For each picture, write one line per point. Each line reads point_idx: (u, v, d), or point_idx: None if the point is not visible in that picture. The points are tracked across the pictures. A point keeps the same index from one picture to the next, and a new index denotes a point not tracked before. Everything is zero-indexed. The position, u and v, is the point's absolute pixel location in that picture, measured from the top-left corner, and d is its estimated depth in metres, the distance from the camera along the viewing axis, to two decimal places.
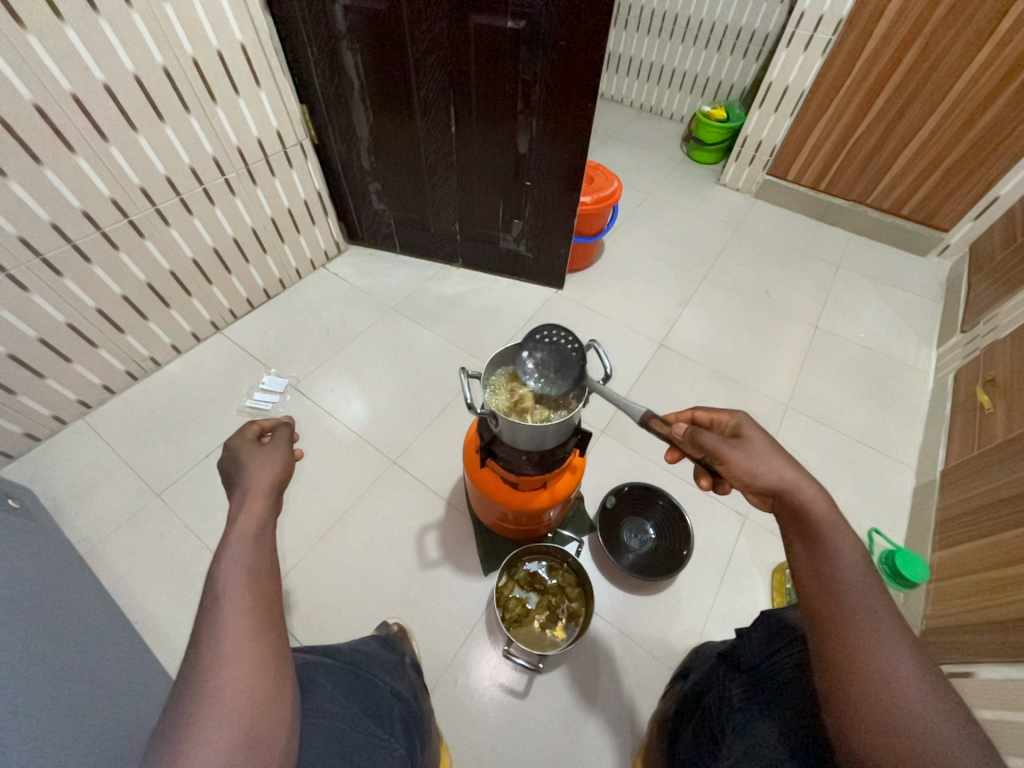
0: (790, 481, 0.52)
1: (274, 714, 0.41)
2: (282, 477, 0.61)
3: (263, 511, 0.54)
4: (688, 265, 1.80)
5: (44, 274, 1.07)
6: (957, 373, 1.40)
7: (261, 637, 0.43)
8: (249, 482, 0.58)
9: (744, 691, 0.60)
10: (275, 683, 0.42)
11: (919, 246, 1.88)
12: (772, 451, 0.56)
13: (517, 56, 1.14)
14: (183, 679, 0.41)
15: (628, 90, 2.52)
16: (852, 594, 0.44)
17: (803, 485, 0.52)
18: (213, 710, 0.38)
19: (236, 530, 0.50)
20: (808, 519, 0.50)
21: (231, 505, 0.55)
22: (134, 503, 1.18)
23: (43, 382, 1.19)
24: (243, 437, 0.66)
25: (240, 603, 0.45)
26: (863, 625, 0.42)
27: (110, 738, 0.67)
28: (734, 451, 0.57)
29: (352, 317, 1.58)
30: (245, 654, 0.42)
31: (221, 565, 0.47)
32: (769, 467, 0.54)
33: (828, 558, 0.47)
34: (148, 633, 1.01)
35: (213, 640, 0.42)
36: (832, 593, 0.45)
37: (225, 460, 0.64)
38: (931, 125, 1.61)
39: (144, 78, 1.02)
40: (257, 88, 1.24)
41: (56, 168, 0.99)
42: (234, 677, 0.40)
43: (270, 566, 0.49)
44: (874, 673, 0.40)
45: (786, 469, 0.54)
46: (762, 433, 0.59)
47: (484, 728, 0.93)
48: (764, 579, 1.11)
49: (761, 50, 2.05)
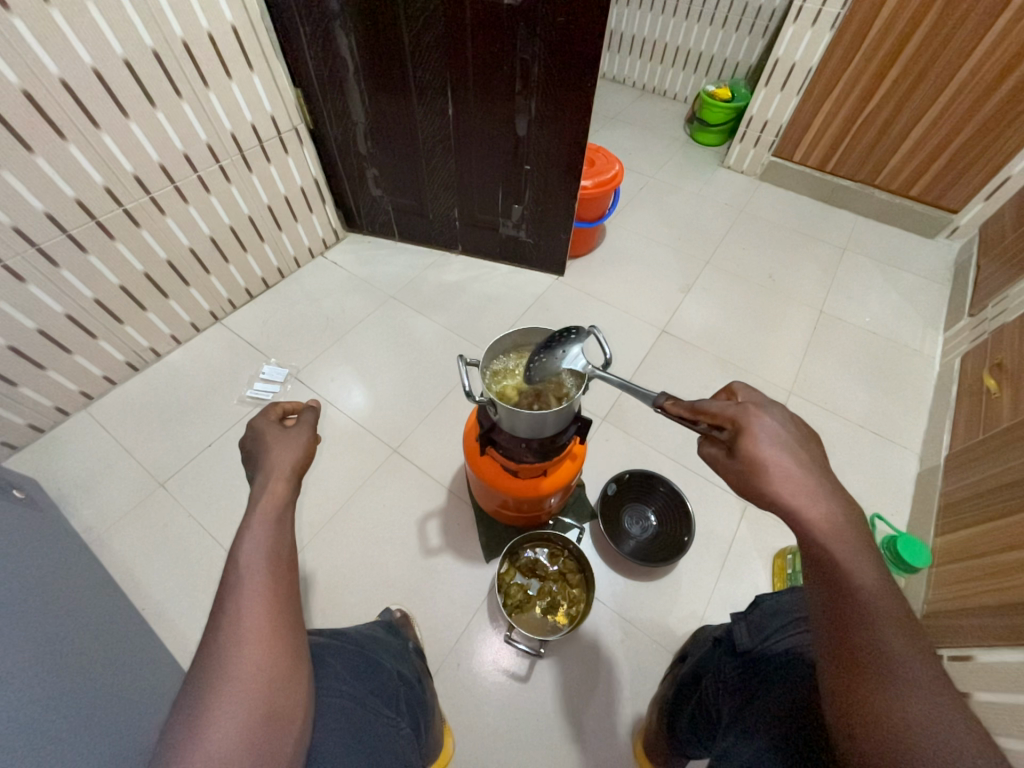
0: (797, 501, 0.47)
1: (290, 692, 0.42)
2: (305, 460, 0.61)
3: (286, 492, 0.54)
4: (691, 249, 1.78)
5: (41, 264, 1.07)
6: (964, 357, 1.39)
7: (281, 616, 0.44)
8: (272, 465, 0.57)
9: (738, 674, 0.60)
10: (294, 663, 0.43)
11: (927, 228, 1.84)
12: (775, 465, 0.49)
13: (514, 34, 1.11)
14: (204, 653, 0.41)
15: (630, 70, 2.46)
16: (865, 626, 0.40)
17: (815, 502, 0.46)
18: (233, 686, 0.39)
19: (258, 511, 0.50)
20: (822, 539, 0.45)
21: (254, 486, 0.55)
22: (138, 493, 1.19)
23: (45, 374, 1.19)
24: (267, 419, 0.66)
25: (260, 584, 0.45)
26: (879, 661, 0.39)
27: (118, 722, 0.68)
28: (734, 476, 0.52)
29: (351, 306, 1.57)
30: (266, 633, 0.42)
31: (245, 543, 0.47)
32: (765, 491, 0.49)
33: (840, 584, 0.42)
34: (154, 620, 1.03)
35: (234, 618, 0.42)
36: (842, 625, 0.41)
37: (249, 441, 0.63)
38: (942, 102, 1.56)
39: (134, 63, 1.00)
40: (249, 71, 1.21)
41: (48, 157, 0.98)
42: (252, 657, 0.40)
43: (290, 547, 0.49)
44: (884, 713, 0.37)
45: (791, 484, 0.47)
46: (766, 439, 0.51)
47: (486, 710, 0.94)
48: (765, 564, 1.11)
49: (767, 26, 1.99)
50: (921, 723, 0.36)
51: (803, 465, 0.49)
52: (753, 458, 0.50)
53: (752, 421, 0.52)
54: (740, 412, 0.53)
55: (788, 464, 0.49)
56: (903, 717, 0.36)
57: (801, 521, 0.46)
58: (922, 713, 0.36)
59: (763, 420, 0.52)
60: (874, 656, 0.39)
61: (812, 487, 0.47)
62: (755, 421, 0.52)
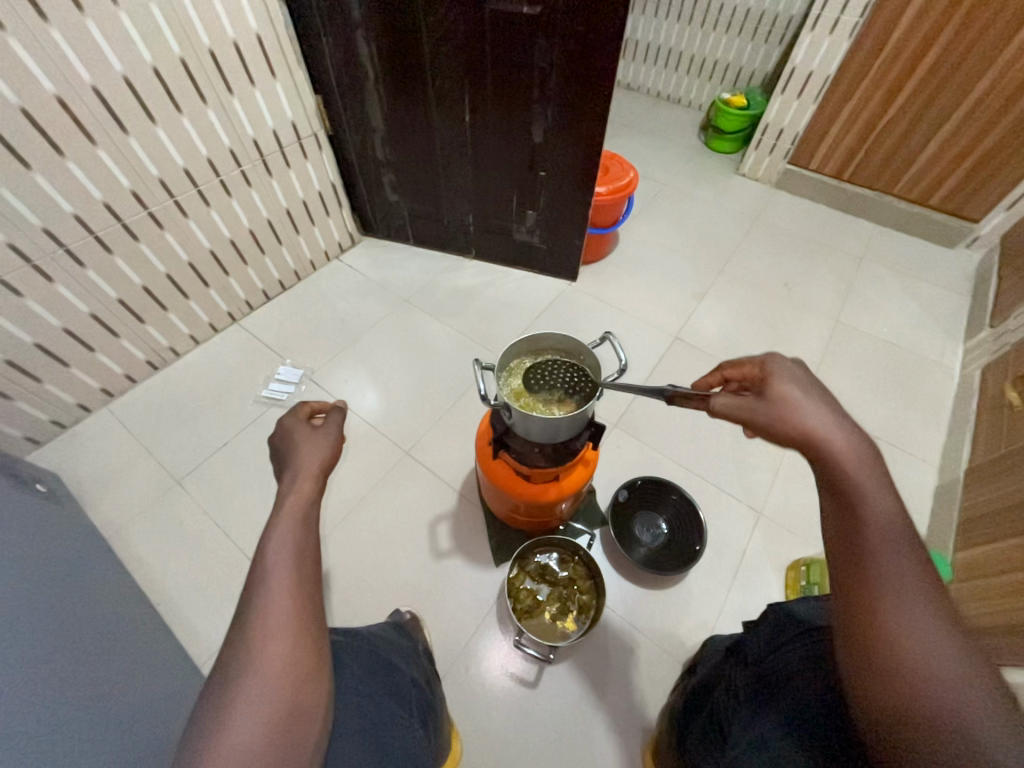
0: (821, 426, 0.48)
1: (312, 688, 0.42)
2: (331, 460, 0.62)
3: (312, 491, 0.55)
4: (705, 257, 1.77)
5: (68, 264, 1.10)
6: (985, 368, 1.36)
7: (305, 612, 0.44)
8: (300, 463, 0.58)
9: (749, 686, 0.59)
10: (316, 660, 0.43)
11: (946, 237, 1.82)
12: (796, 399, 0.52)
13: (533, 44, 1.12)
14: (230, 645, 0.42)
15: (645, 78, 2.46)
16: (875, 547, 0.40)
17: (837, 428, 0.48)
18: (258, 678, 0.40)
19: (284, 508, 0.52)
20: (841, 463, 0.46)
21: (281, 484, 0.56)
22: (155, 490, 1.21)
23: (69, 371, 1.23)
24: (296, 418, 0.67)
25: (285, 580, 0.46)
26: (886, 577, 0.38)
27: (132, 716, 0.69)
28: (759, 415, 0.53)
29: (366, 309, 1.58)
30: (289, 629, 0.43)
31: (271, 539, 0.48)
32: (794, 418, 0.50)
33: (851, 506, 0.43)
34: (168, 615, 1.04)
35: (260, 612, 0.43)
36: (851, 547, 0.41)
37: (278, 438, 0.65)
38: (962, 111, 1.55)
39: (163, 71, 1.03)
40: (273, 79, 1.24)
41: (79, 161, 1.01)
42: (278, 651, 0.41)
43: (315, 546, 0.50)
44: (895, 640, 0.36)
45: (812, 419, 0.49)
46: (793, 382, 0.54)
47: (494, 716, 0.94)
48: (779, 576, 1.10)
49: (784, 34, 1.99)
50: (934, 651, 0.34)
51: (826, 402, 0.52)
52: (777, 397, 0.53)
53: (780, 367, 0.57)
54: (768, 363, 0.58)
55: (808, 399, 0.52)
56: (911, 635, 0.35)
57: (825, 447, 0.47)
58: (934, 639, 0.35)
59: (784, 369, 0.57)
60: (888, 579, 0.38)
61: (835, 420, 0.49)
62: (779, 369, 0.57)
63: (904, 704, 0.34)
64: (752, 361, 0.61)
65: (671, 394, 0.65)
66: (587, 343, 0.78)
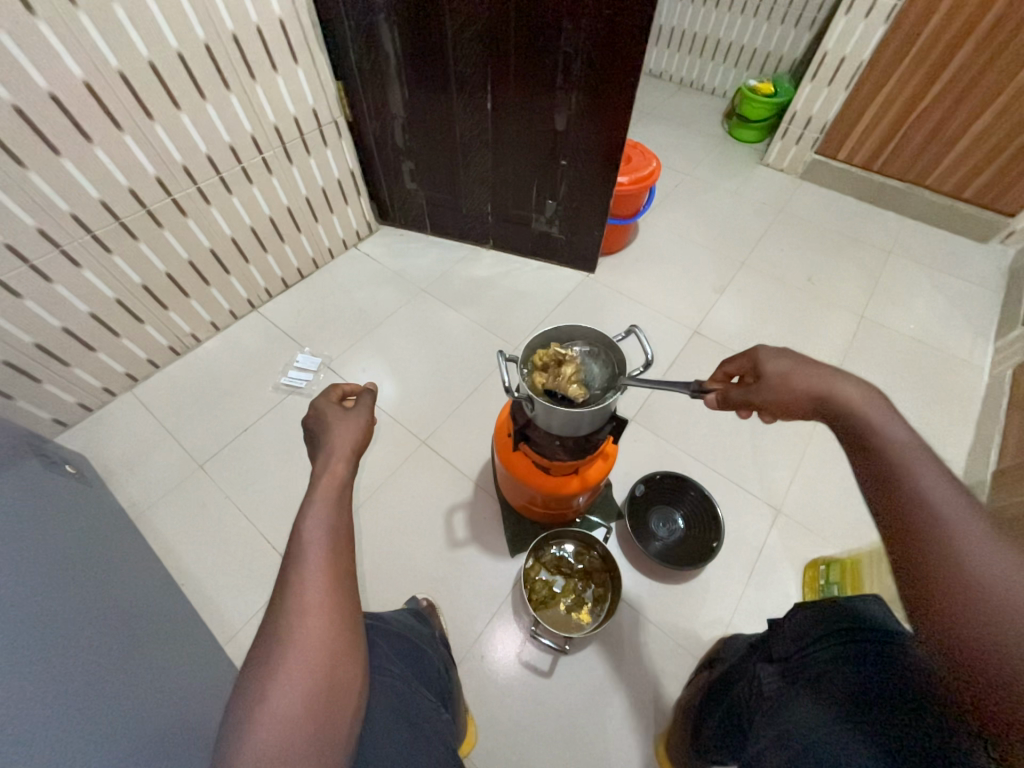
0: (820, 389, 0.55)
1: (348, 665, 0.43)
2: (362, 443, 0.63)
3: (344, 474, 0.56)
4: (726, 249, 1.74)
5: (94, 250, 1.11)
6: (1016, 368, 1.33)
7: (339, 591, 0.46)
8: (332, 446, 0.59)
9: (778, 680, 0.57)
10: (352, 637, 0.45)
11: (979, 232, 1.76)
12: (787, 376, 0.59)
13: (558, 28, 1.10)
14: (270, 620, 0.43)
15: (668, 64, 2.40)
16: (896, 467, 0.44)
17: (836, 384, 0.54)
18: (296, 652, 0.41)
19: (319, 490, 0.53)
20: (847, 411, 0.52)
21: (314, 465, 0.57)
22: (177, 474, 1.24)
23: (94, 356, 1.25)
24: (327, 400, 0.68)
25: (321, 559, 0.47)
26: (905, 480, 0.43)
27: (161, 692, 0.71)
28: (768, 398, 0.62)
29: (383, 298, 1.59)
30: (326, 606, 0.44)
31: (306, 520, 0.50)
32: (795, 386, 0.58)
33: (869, 440, 0.48)
34: (191, 596, 1.07)
35: (298, 589, 0.45)
36: (876, 472, 0.46)
37: (311, 420, 0.66)
38: (1003, 99, 1.49)
39: (187, 56, 1.03)
40: (294, 65, 1.23)
41: (105, 147, 1.02)
42: (315, 628, 0.43)
43: (348, 527, 0.51)
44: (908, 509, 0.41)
45: (815, 380, 0.56)
46: (783, 354, 0.62)
47: (508, 703, 0.96)
48: (796, 574, 1.09)
49: (816, 18, 1.92)
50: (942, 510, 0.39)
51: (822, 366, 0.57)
52: (776, 376, 0.61)
53: (762, 349, 0.64)
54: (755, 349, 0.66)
55: (798, 370, 0.59)
56: (942, 531, 0.38)
57: (833, 405, 0.54)
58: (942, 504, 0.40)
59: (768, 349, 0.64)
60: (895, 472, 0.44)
61: (833, 379, 0.55)
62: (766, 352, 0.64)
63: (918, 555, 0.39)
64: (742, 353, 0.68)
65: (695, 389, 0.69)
66: (612, 336, 0.77)
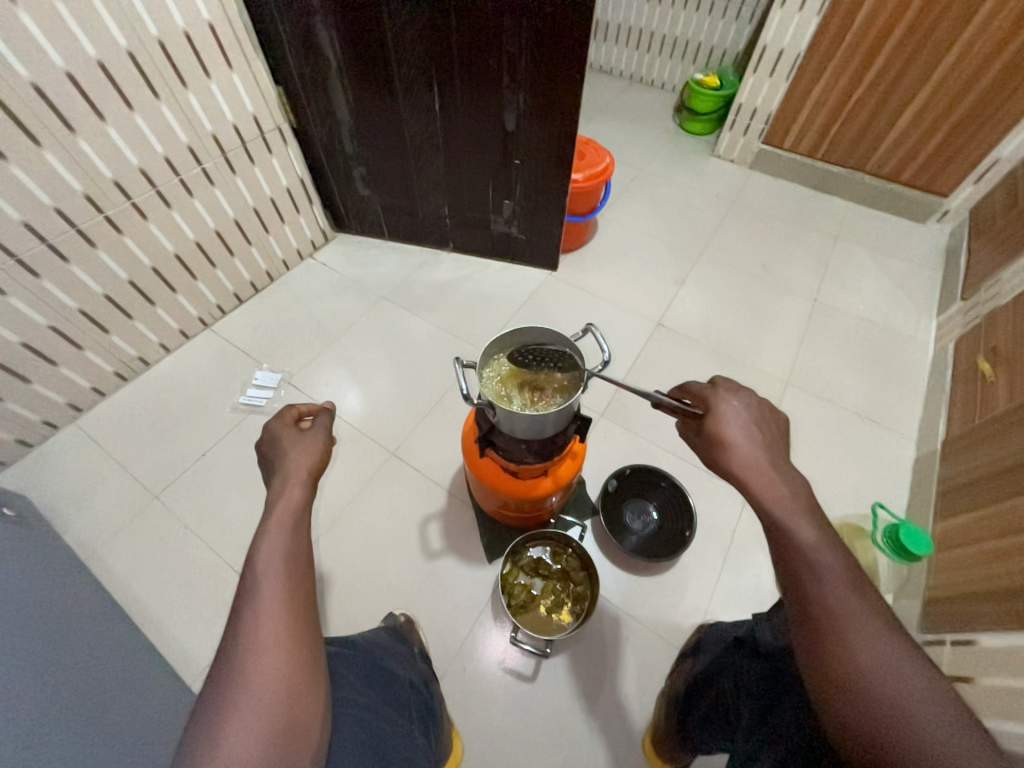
0: (751, 473, 0.50)
1: (307, 703, 0.41)
2: (322, 464, 0.60)
3: (303, 497, 0.54)
4: (684, 241, 1.77)
5: (20, 275, 1.04)
6: (958, 341, 1.40)
7: (299, 622, 0.43)
8: (289, 469, 0.57)
9: (764, 680, 0.58)
10: (313, 672, 0.42)
11: (918, 212, 1.84)
12: (732, 445, 0.52)
13: (500, 28, 1.09)
14: (221, 660, 0.41)
15: (617, 60, 2.42)
16: (821, 594, 0.41)
17: (769, 477, 0.49)
18: (251, 692, 0.39)
19: (275, 515, 0.50)
20: (774, 512, 0.46)
21: (270, 490, 0.55)
22: (132, 506, 1.17)
23: (30, 388, 1.17)
24: (284, 422, 0.65)
25: (277, 588, 0.45)
26: (846, 628, 0.39)
27: (120, 744, 0.67)
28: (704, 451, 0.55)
29: (343, 308, 1.54)
30: (283, 640, 0.42)
31: (260, 549, 0.47)
32: (731, 460, 0.51)
33: (803, 566, 0.43)
34: (154, 635, 1.01)
35: (252, 623, 0.42)
36: (799, 593, 0.43)
37: (265, 444, 0.63)
38: (930, 86, 1.57)
39: (109, 65, 0.97)
40: (229, 71, 1.18)
41: (23, 164, 0.95)
42: (271, 663, 0.40)
43: (307, 555, 0.49)
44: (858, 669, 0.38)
45: (752, 463, 0.50)
46: (730, 416, 0.54)
47: (494, 712, 0.94)
48: (767, 556, 1.12)
49: (755, 12, 1.97)
50: (887, 670, 0.37)
51: (764, 447, 0.52)
52: (719, 438, 0.53)
53: (719, 399, 0.56)
54: (710, 394, 0.57)
55: (744, 442, 0.52)
56: (883, 691, 0.37)
57: (758, 493, 0.48)
58: (882, 663, 0.38)
59: (729, 401, 0.55)
60: (836, 616, 0.40)
61: (768, 464, 0.50)
62: (724, 407, 0.55)
63: (873, 722, 0.36)
64: (696, 386, 0.60)
65: (658, 400, 0.60)
66: (569, 336, 0.76)
